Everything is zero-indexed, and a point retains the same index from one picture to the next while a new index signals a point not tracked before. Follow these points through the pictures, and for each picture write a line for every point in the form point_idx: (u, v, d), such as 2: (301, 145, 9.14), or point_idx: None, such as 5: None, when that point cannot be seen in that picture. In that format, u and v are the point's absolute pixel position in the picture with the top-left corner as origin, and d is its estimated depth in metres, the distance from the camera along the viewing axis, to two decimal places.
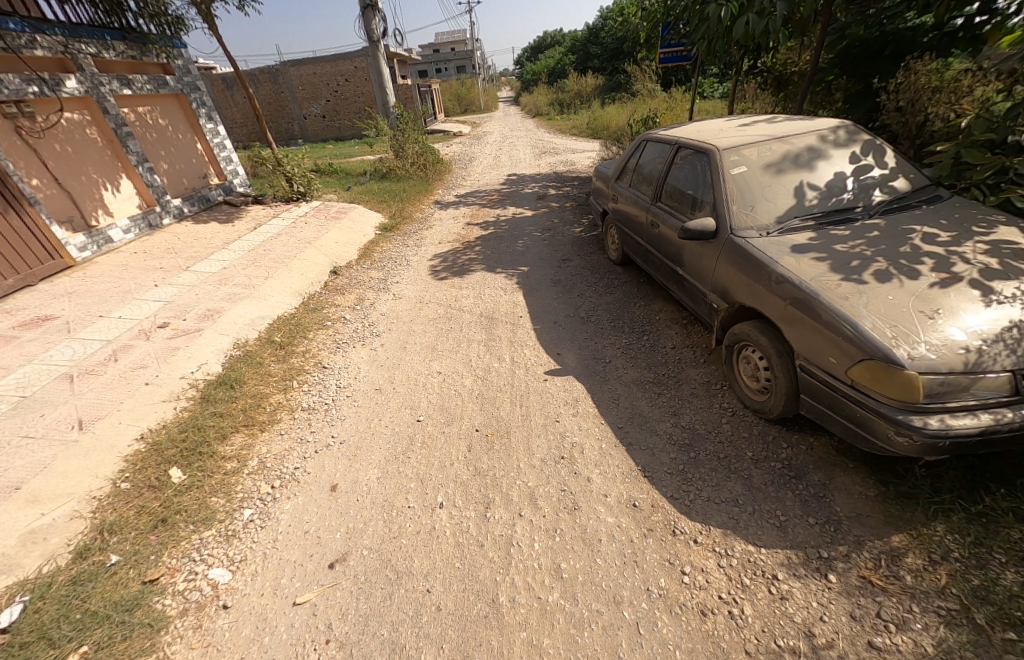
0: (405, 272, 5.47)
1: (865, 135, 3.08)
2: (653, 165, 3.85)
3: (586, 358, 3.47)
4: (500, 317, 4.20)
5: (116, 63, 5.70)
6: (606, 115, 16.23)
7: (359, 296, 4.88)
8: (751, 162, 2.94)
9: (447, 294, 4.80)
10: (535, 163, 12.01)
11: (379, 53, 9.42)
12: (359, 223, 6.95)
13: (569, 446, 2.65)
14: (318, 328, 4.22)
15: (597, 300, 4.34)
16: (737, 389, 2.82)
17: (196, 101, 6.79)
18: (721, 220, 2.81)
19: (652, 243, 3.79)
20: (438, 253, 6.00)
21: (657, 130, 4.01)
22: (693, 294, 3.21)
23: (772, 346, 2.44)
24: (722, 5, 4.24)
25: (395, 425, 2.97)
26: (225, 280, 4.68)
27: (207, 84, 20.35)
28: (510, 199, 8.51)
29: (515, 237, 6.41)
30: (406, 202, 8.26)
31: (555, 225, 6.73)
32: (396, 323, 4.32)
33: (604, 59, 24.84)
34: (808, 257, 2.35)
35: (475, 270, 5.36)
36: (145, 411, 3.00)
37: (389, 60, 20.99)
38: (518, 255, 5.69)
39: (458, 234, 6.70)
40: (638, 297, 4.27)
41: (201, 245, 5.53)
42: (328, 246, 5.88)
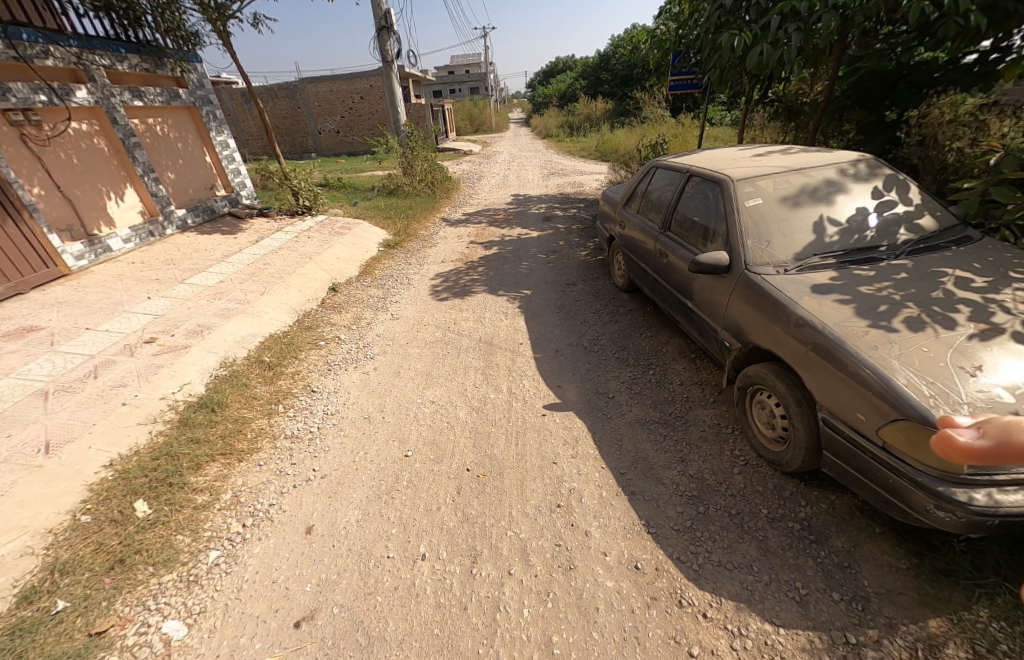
0: (405, 291, 5.34)
1: (887, 169, 2.93)
2: (663, 192, 3.73)
3: (588, 392, 3.28)
4: (499, 343, 4.04)
5: (130, 75, 5.72)
6: (615, 139, 16.35)
7: (356, 315, 4.74)
8: (767, 195, 2.80)
9: (446, 316, 4.65)
10: (543, 184, 12.03)
11: (393, 73, 9.53)
12: (362, 239, 6.88)
13: (567, 492, 2.45)
14: (311, 348, 4.07)
15: (601, 329, 4.17)
16: (750, 435, 2.62)
17: (207, 114, 6.83)
18: (734, 254, 2.65)
19: (659, 272, 3.64)
20: (440, 272, 5.89)
21: (668, 157, 3.91)
22: (703, 330, 3.03)
23: (789, 393, 2.25)
24: (735, 35, 4.19)
25: (382, 459, 2.78)
26: (220, 294, 4.56)
27: (226, 98, 20.86)
28: (517, 219, 8.44)
29: (519, 258, 6.29)
30: (411, 219, 8.21)
31: (561, 248, 6.62)
32: (392, 345, 4.16)
33: (615, 85, 25.27)
34: (830, 300, 2.17)
35: (477, 292, 5.23)
36: (119, 434, 2.83)
37: (404, 80, 21.45)
38: (522, 278, 5.56)
39: (461, 253, 6.60)
40: (645, 327, 4.10)
41: (200, 257, 5.45)
42: (329, 262, 5.78)
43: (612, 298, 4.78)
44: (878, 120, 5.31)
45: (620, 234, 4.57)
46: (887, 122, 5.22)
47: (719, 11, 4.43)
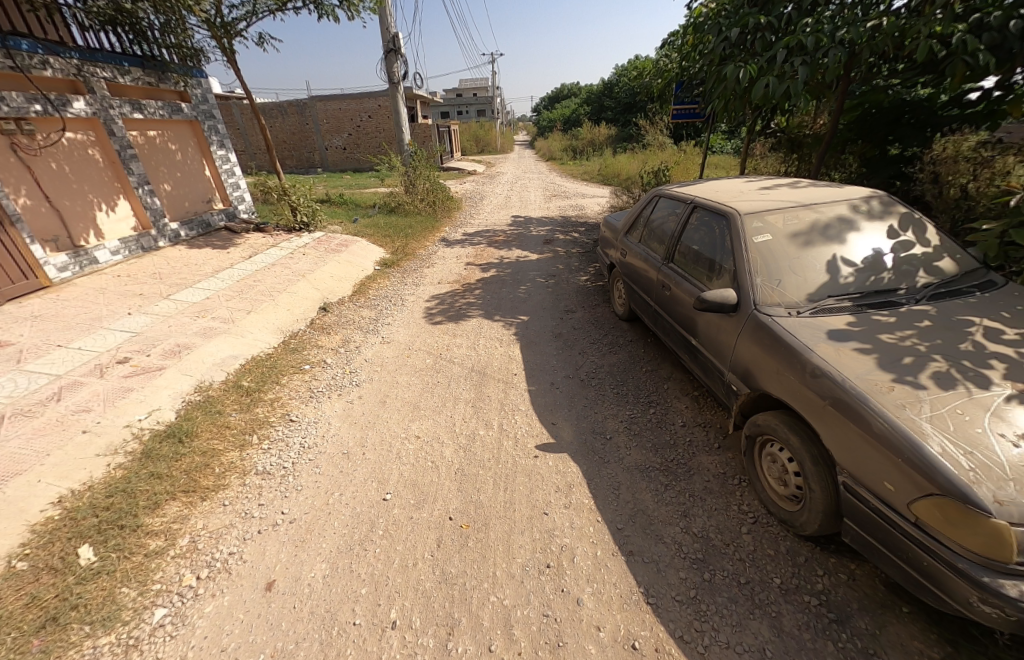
0: (399, 313, 5.18)
1: (901, 207, 2.80)
2: (665, 223, 3.60)
3: (584, 432, 3.08)
4: (492, 373, 3.85)
5: (132, 88, 5.67)
6: (617, 164, 16.52)
7: (346, 337, 4.57)
8: (776, 230, 2.65)
9: (439, 341, 4.47)
10: (545, 206, 12.03)
11: (398, 94, 9.60)
12: (359, 257, 6.76)
13: (557, 550, 2.22)
14: (295, 372, 3.88)
15: (600, 361, 3.99)
16: (760, 489, 2.40)
17: (209, 129, 6.78)
18: (743, 292, 2.48)
19: (661, 305, 3.48)
20: (436, 294, 5.74)
21: (671, 187, 3.79)
22: (708, 370, 2.85)
23: (804, 449, 2.05)
24: (740, 67, 4.10)
25: (358, 502, 2.56)
26: (204, 312, 4.39)
27: (236, 112, 21.19)
28: (517, 241, 8.36)
29: (518, 281, 6.16)
30: (410, 238, 8.12)
31: (560, 272, 6.49)
32: (380, 371, 3.98)
33: (618, 111, 25.75)
34: (848, 348, 2.00)
35: (472, 316, 5.07)
36: (74, 466, 2.61)
37: (411, 100, 21.83)
38: (519, 302, 5.40)
39: (459, 275, 6.47)
40: (645, 360, 3.92)
41: (189, 271, 5.29)
42: (322, 280, 5.64)
43: (611, 328, 4.61)
44: (882, 155, 5.27)
45: (621, 262, 4.44)
46: (892, 157, 5.15)
47: (724, 43, 4.40)
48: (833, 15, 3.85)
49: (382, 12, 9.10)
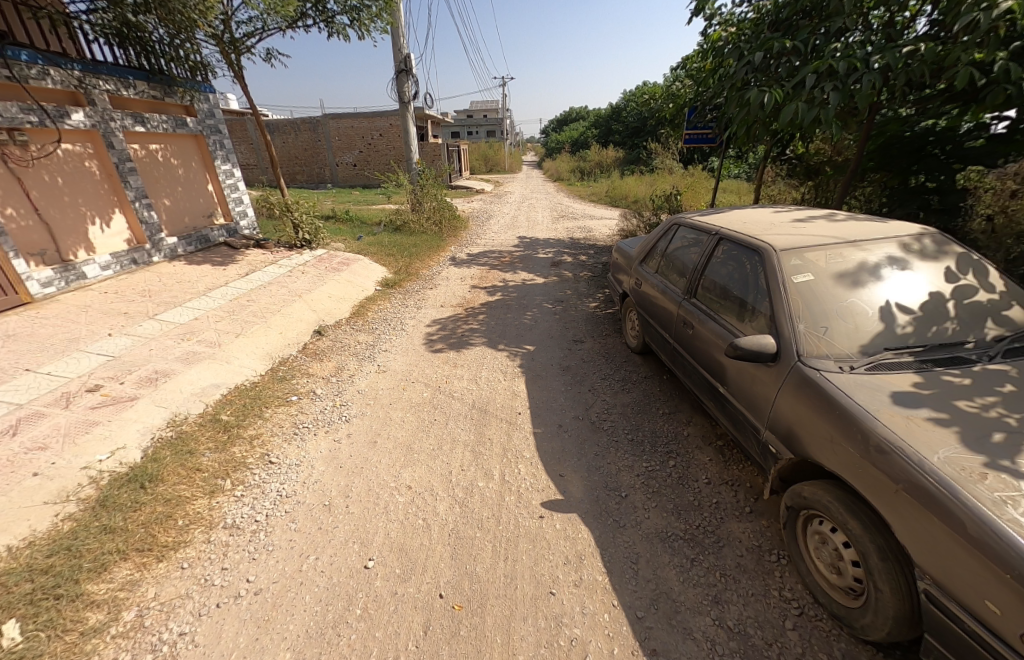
0: (397, 339, 4.90)
1: (957, 245, 2.50)
2: (686, 254, 3.32)
3: (595, 487, 2.74)
4: (494, 412, 3.53)
5: (136, 101, 5.55)
6: (625, 186, 16.45)
7: (339, 364, 4.28)
8: (819, 269, 2.35)
9: (439, 371, 4.17)
10: (553, 227, 11.87)
11: (407, 113, 9.55)
12: (360, 276, 6.53)
13: (566, 646, 1.86)
14: (280, 403, 3.57)
15: (611, 401, 3.67)
16: (805, 572, 2.05)
17: (214, 143, 6.65)
18: (783, 341, 2.17)
19: (680, 343, 3.18)
20: (438, 318, 5.47)
21: (691, 216, 3.53)
22: (738, 424, 2.52)
23: (866, 536, 1.71)
24: (764, 91, 3.83)
25: (335, 570, 2.23)
26: (191, 334, 4.13)
27: (250, 128, 21.50)
28: (523, 262, 8.13)
29: (524, 306, 5.88)
30: (415, 257, 7.91)
31: (568, 298, 6.22)
32: (373, 404, 3.67)
33: (627, 135, 25.97)
34: (919, 418, 1.68)
35: (475, 344, 4.78)
36: (16, 517, 2.30)
37: (422, 120, 22.09)
38: (525, 330, 5.12)
39: (463, 298, 6.20)
40: (661, 401, 3.60)
41: (181, 289, 5.05)
42: (319, 300, 5.39)
43: (623, 362, 4.30)
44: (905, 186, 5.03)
45: (635, 292, 4.15)
46: (918, 188, 4.87)
47: (746, 67, 4.12)
48: (866, 40, 3.62)
49: (394, 33, 9.11)
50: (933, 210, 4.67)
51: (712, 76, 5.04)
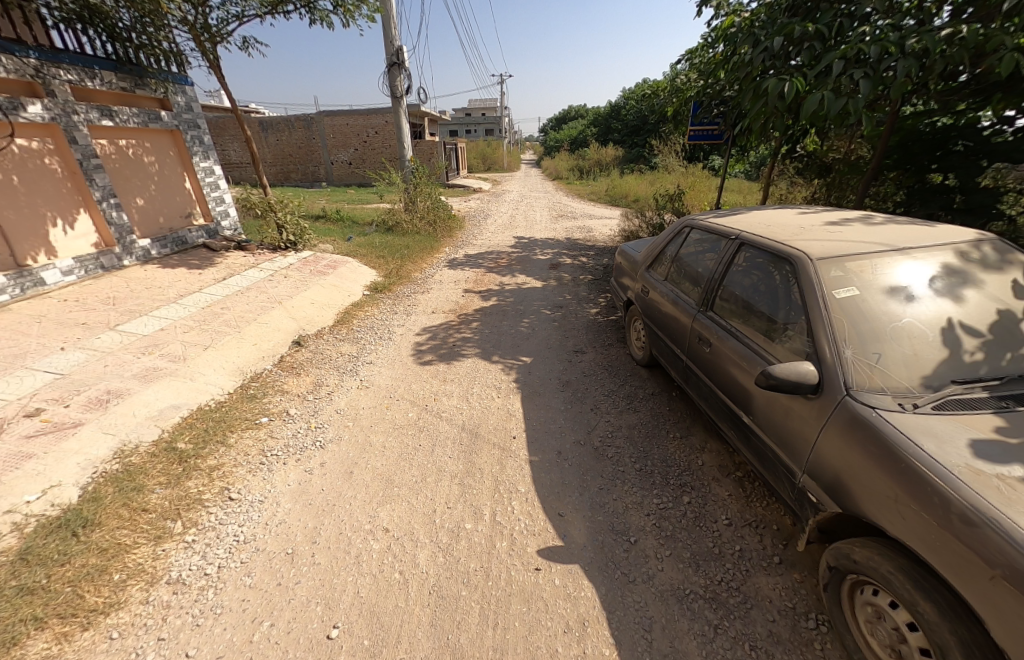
0: (383, 349, 4.53)
1: (1019, 252, 2.15)
2: (700, 261, 2.96)
3: (600, 531, 2.39)
4: (486, 436, 3.17)
5: (103, 93, 5.15)
6: (625, 185, 16.13)
7: (317, 379, 3.91)
8: (864, 282, 2.00)
9: (426, 387, 3.81)
10: (551, 227, 11.50)
11: (400, 109, 9.17)
12: (346, 280, 6.16)
13: None
14: (248, 427, 3.21)
15: (616, 422, 3.32)
16: (854, 649, 1.71)
17: (192, 139, 6.26)
18: (827, 369, 1.82)
19: (694, 361, 2.82)
20: (428, 326, 5.11)
21: (705, 218, 3.17)
22: (765, 460, 2.17)
23: (943, 624, 1.37)
24: (783, 80, 3.47)
25: (293, 642, 1.88)
26: (153, 347, 3.76)
27: (243, 125, 21.07)
28: (521, 264, 7.77)
29: (520, 313, 5.51)
30: (407, 259, 7.55)
31: (568, 303, 5.86)
32: (351, 426, 3.30)
33: (626, 133, 25.60)
34: (1013, 478, 1.33)
35: (467, 355, 4.42)
36: None
37: (419, 117, 21.69)
38: (521, 339, 4.76)
39: (456, 303, 5.84)
40: (671, 423, 3.25)
41: (149, 295, 4.68)
42: (300, 307, 5.02)
43: (627, 376, 3.94)
44: (923, 185, 4.68)
45: (641, 300, 3.79)
46: (939, 186, 4.50)
47: (763, 55, 3.70)
48: (898, 22, 3.26)
49: (385, 24, 8.73)
50: (955, 209, 4.28)
51: (723, 66, 4.67)
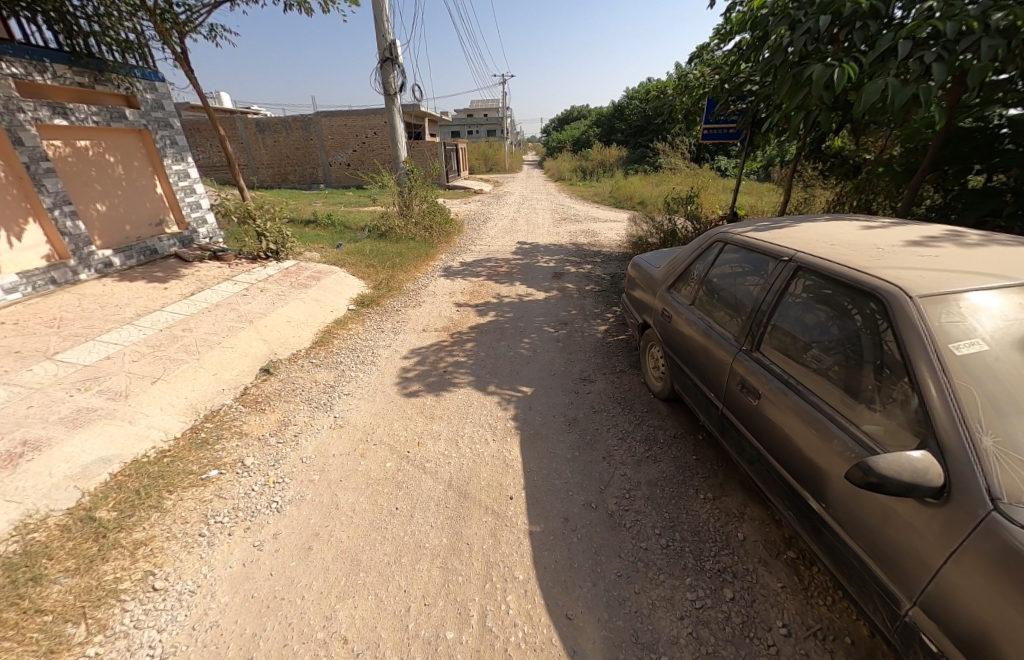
0: (364, 377, 3.99)
1: None
2: (739, 285, 2.42)
3: (619, 644, 1.84)
4: (477, 497, 2.62)
5: (57, 89, 4.64)
6: (630, 186, 15.59)
7: (284, 417, 3.37)
8: (992, 332, 1.46)
9: (409, 428, 3.26)
10: (554, 231, 10.94)
11: (394, 107, 8.64)
12: (330, 293, 5.63)
13: None
14: (190, 485, 2.67)
15: (633, 475, 2.77)
16: None
17: (163, 140, 5.74)
18: (955, 464, 1.28)
19: (735, 412, 2.28)
20: (417, 347, 4.56)
21: (742, 232, 2.63)
22: (844, 564, 1.63)
23: None
24: (832, 67, 2.92)
25: None
26: (93, 381, 3.23)
27: (239, 126, 20.64)
28: (522, 273, 7.22)
29: (520, 331, 4.96)
30: (399, 268, 7.01)
31: (573, 319, 5.30)
32: (317, 481, 2.76)
33: (630, 133, 25.01)
34: None
35: (459, 385, 3.87)
36: None
37: (419, 118, 21.20)
38: (521, 364, 4.21)
39: (449, 319, 5.30)
40: (699, 479, 2.70)
41: (103, 316, 4.15)
42: (274, 327, 4.48)
43: (643, 413, 3.39)
44: (963, 188, 4.15)
45: (660, 325, 3.25)
46: (988, 187, 3.90)
47: (805, 38, 3.12)
48: None
49: (376, 17, 8.20)
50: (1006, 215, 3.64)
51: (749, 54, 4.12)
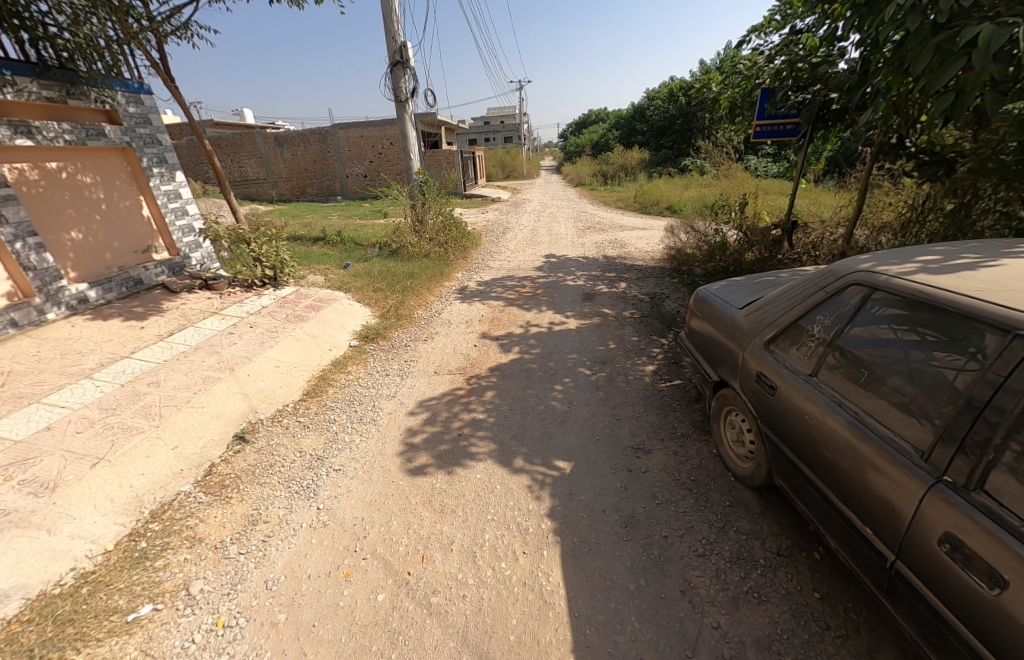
0: (360, 444, 3.21)
1: None
2: (920, 362, 1.57)
3: None
4: None
5: (22, 105, 4.09)
6: (657, 190, 14.62)
7: (253, 510, 2.61)
8: None
9: (412, 530, 2.46)
10: (579, 242, 10.07)
11: (405, 114, 7.98)
12: (330, 326, 4.93)
13: None
14: (108, 635, 1.93)
15: (733, 628, 1.91)
16: None
17: (149, 157, 5.17)
18: None
19: (923, 577, 1.43)
20: (427, 398, 3.78)
21: (900, 275, 1.79)
22: None
23: None
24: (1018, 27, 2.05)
25: None
26: (17, 467, 2.55)
27: (258, 141, 20.59)
28: (548, 295, 6.38)
29: (550, 374, 4.12)
30: (410, 291, 6.28)
31: (613, 356, 4.44)
32: (282, 626, 1.98)
33: (651, 135, 23.91)
34: None
35: (477, 457, 3.06)
36: None
37: (435, 127, 20.74)
38: (554, 424, 3.37)
39: (466, 357, 4.50)
40: (833, 642, 1.85)
41: (58, 368, 3.51)
42: (258, 375, 3.78)
43: (726, 510, 2.54)
44: None
45: (748, 390, 2.42)
46: None
47: None
48: None
49: (385, 17, 7.56)
50: None
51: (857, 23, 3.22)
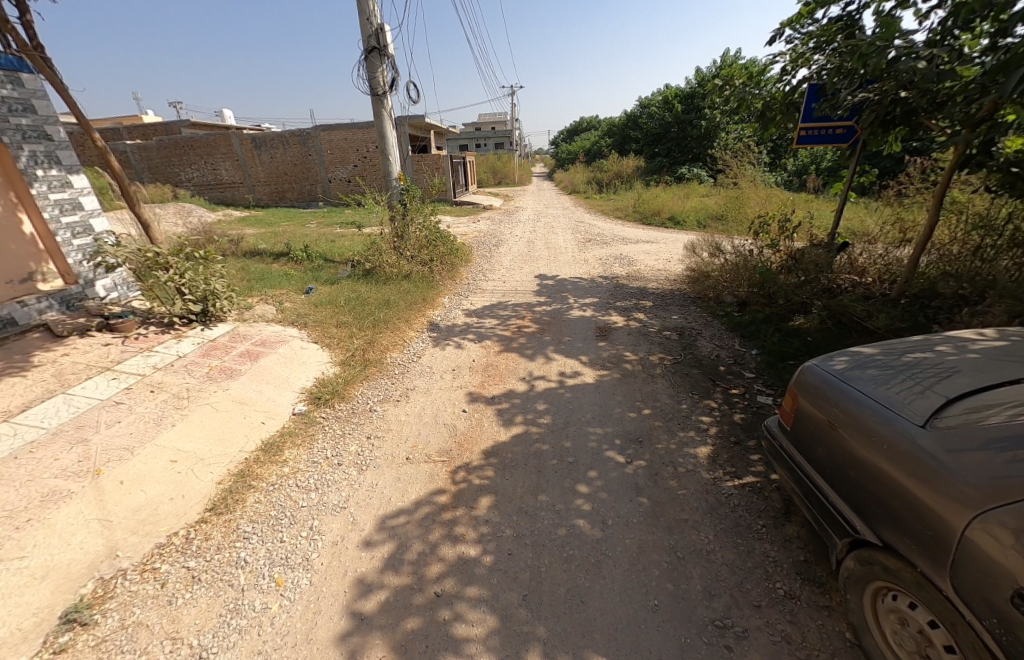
0: (275, 620, 1.99)
1: None
2: None
3: None
4: None
5: None
6: (659, 199, 13.64)
7: None
8: None
9: None
10: (582, 257, 8.95)
11: (382, 110, 6.81)
12: (270, 382, 3.69)
13: None
14: None
15: None
16: None
17: (33, 156, 3.90)
18: None
19: None
20: (393, 512, 2.56)
21: None
22: None
23: None
24: None
25: None
26: None
27: (235, 143, 19.18)
28: (553, 329, 5.22)
29: (570, 465, 2.94)
30: (383, 324, 5.05)
31: (651, 431, 3.27)
32: None
33: (645, 142, 23.07)
34: None
35: (466, 652, 1.85)
36: None
37: (423, 131, 19.59)
38: (586, 572, 2.18)
39: (451, 432, 3.29)
40: None
41: None
42: (137, 482, 2.53)
43: None
44: None
45: (975, 600, 1.30)
46: None
47: None
48: None
49: None
50: None
51: None
